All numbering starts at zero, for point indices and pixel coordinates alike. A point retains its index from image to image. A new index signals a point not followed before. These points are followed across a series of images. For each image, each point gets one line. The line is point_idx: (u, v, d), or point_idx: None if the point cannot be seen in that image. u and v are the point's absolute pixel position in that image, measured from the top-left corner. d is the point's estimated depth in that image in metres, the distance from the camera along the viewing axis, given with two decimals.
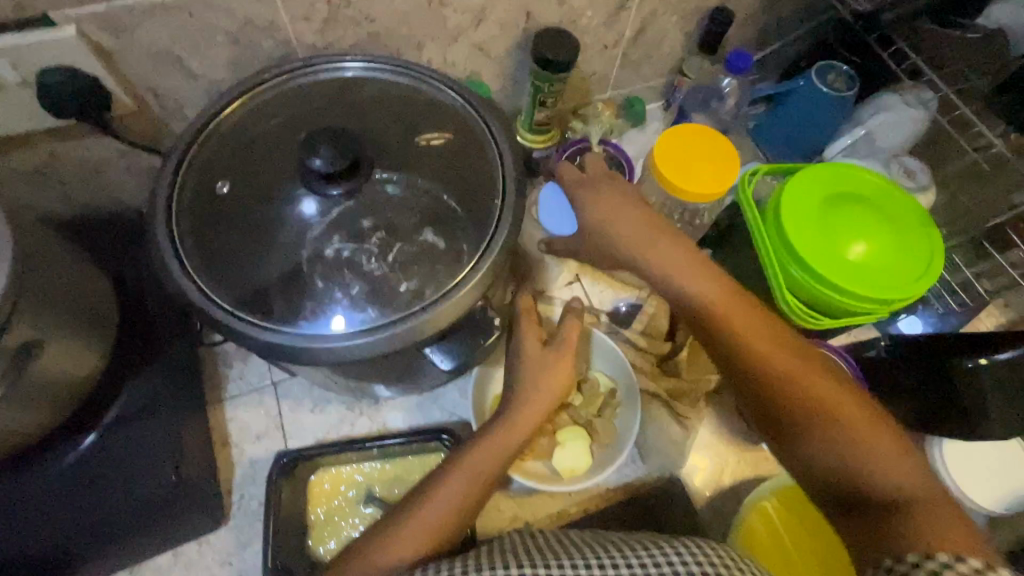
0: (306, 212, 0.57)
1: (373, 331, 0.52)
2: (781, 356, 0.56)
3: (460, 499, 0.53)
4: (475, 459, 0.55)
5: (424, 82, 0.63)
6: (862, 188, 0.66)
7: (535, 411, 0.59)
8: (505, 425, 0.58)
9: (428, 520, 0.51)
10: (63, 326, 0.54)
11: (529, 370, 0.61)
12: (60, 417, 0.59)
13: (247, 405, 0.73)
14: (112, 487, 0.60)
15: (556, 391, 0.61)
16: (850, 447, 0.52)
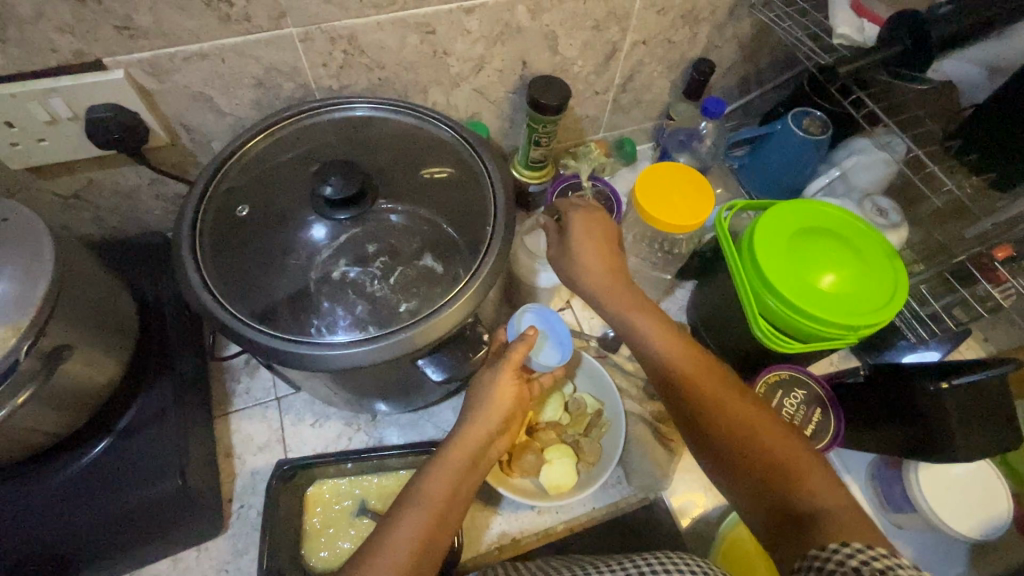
0: (316, 235, 0.64)
1: (370, 340, 0.56)
2: (735, 412, 0.59)
3: (421, 530, 0.55)
4: (435, 482, 0.58)
5: (425, 119, 0.70)
6: (829, 224, 0.71)
7: (486, 425, 0.61)
8: (457, 438, 0.60)
9: (399, 544, 0.53)
10: (85, 336, 0.59)
11: (476, 385, 0.64)
12: (77, 422, 0.63)
13: (250, 418, 0.77)
14: (114, 494, 0.62)
15: (505, 398, 0.63)
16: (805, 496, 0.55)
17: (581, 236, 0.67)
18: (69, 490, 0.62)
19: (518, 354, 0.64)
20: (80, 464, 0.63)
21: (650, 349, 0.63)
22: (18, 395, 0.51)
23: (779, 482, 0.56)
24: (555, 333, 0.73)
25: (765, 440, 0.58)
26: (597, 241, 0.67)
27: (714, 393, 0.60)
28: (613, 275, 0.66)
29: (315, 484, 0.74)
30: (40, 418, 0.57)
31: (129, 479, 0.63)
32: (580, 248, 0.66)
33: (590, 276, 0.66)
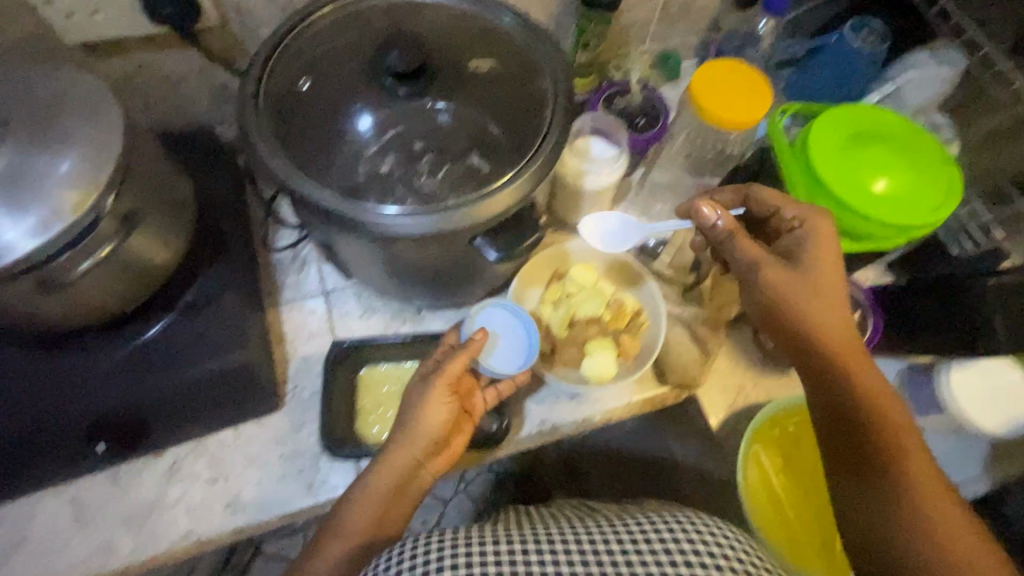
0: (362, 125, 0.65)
1: (424, 213, 0.57)
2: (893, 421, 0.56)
3: (347, 556, 0.60)
4: (354, 517, 0.61)
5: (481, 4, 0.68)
6: (885, 127, 0.70)
7: (409, 453, 0.63)
8: (380, 468, 0.63)
9: (324, 566, 0.60)
10: (151, 208, 0.60)
11: (408, 401, 0.64)
12: (146, 293, 0.66)
13: (301, 308, 0.80)
14: (182, 364, 0.67)
15: (434, 425, 0.63)
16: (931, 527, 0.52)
17: (818, 244, 0.61)
18: (143, 357, 0.67)
19: (451, 371, 0.64)
20: (151, 333, 0.68)
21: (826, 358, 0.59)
22: (102, 248, 0.55)
23: (899, 520, 0.53)
24: (517, 334, 0.71)
25: (916, 484, 0.54)
26: (831, 249, 0.60)
27: (885, 411, 0.57)
28: (830, 271, 0.60)
29: (366, 367, 0.76)
30: (109, 282, 0.60)
31: (193, 350, 0.68)
32: (817, 254, 0.60)
33: (808, 277, 0.60)
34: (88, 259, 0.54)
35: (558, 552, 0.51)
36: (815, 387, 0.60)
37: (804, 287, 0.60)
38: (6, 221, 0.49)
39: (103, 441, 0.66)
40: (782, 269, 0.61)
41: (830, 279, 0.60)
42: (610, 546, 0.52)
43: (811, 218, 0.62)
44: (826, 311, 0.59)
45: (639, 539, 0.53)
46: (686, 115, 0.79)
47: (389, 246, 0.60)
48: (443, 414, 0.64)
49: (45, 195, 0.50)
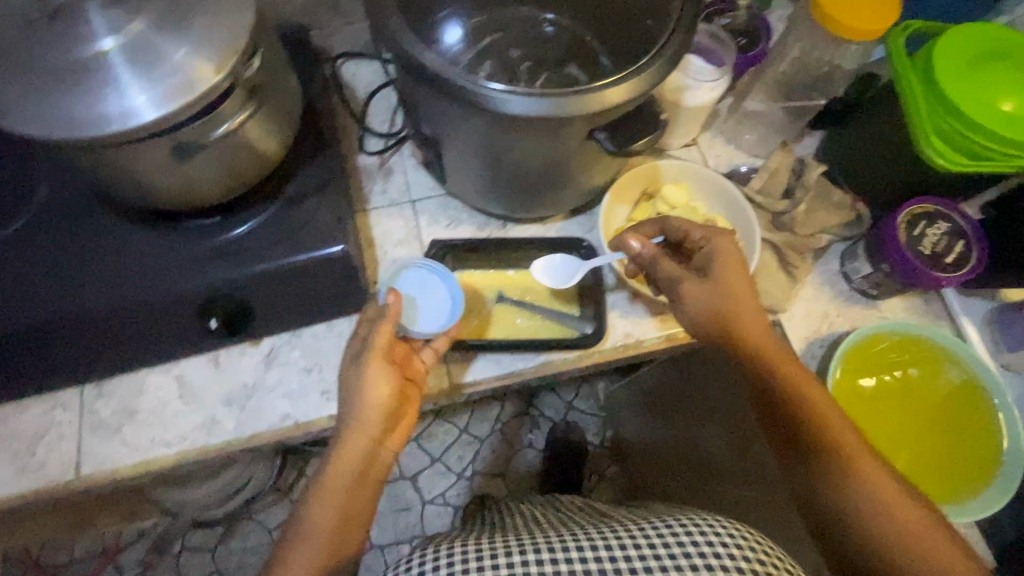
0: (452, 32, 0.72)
1: (549, 96, 0.56)
2: (817, 414, 0.62)
3: (319, 550, 0.61)
4: (316, 513, 0.62)
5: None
6: (1015, 47, 0.67)
7: (364, 433, 0.64)
8: (334, 460, 0.63)
9: (298, 561, 0.60)
10: (268, 87, 0.60)
11: (346, 387, 0.64)
12: (254, 179, 0.66)
13: (389, 215, 0.81)
14: (275, 249, 0.66)
15: (379, 403, 0.64)
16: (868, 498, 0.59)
17: (716, 259, 0.65)
18: (241, 242, 0.67)
19: (381, 343, 0.63)
20: (253, 220, 0.68)
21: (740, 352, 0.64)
22: (236, 116, 0.55)
23: (839, 494, 0.60)
24: (439, 292, 0.71)
25: (840, 461, 0.60)
26: (732, 255, 0.65)
27: (812, 403, 0.62)
28: (729, 276, 0.64)
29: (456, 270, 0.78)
30: (227, 161, 0.60)
31: (295, 237, 0.67)
32: (712, 257, 0.65)
33: (722, 289, 0.64)
34: (225, 125, 0.55)
35: (555, 563, 0.54)
36: (756, 396, 0.65)
37: (720, 299, 0.63)
38: (134, 86, 0.50)
39: (215, 317, 0.66)
40: (709, 275, 0.65)
41: (739, 282, 0.64)
42: (599, 554, 0.54)
43: (684, 226, 0.68)
44: (744, 322, 0.63)
45: (636, 546, 0.55)
46: (794, 34, 0.77)
47: (503, 132, 0.60)
48: (389, 392, 0.64)
49: (171, 66, 0.50)
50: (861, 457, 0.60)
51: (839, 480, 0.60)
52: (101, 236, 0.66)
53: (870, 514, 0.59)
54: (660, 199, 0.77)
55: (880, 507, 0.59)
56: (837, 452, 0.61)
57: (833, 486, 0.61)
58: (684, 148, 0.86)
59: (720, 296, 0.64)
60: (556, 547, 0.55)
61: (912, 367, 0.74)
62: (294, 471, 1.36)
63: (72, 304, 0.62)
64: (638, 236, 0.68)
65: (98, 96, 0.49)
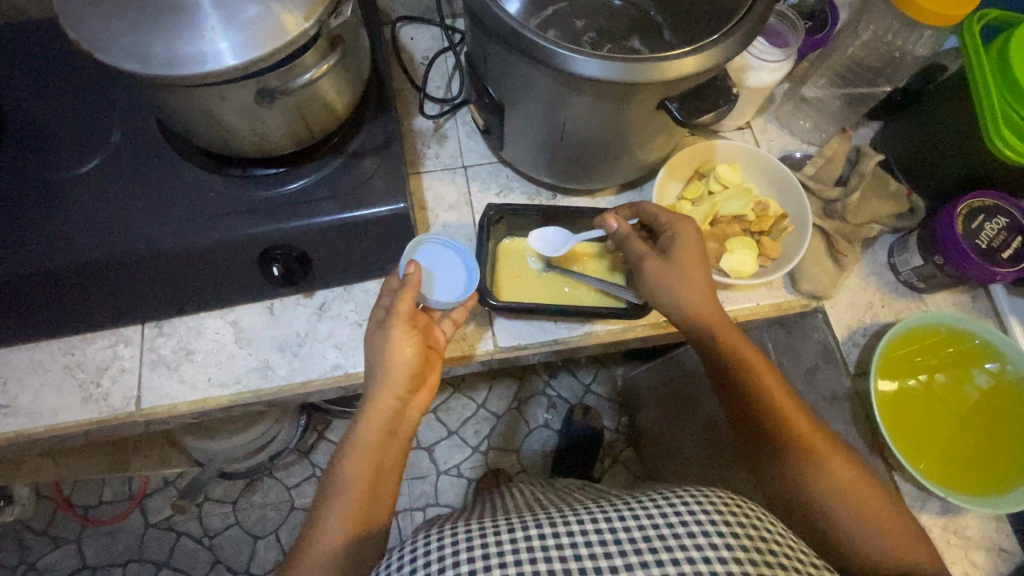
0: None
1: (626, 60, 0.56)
2: (776, 400, 0.65)
3: (356, 505, 0.61)
4: (352, 468, 0.63)
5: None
6: None
7: (392, 390, 0.64)
8: (366, 417, 0.64)
9: (340, 516, 0.61)
10: (347, 42, 0.62)
11: (373, 348, 0.65)
12: (322, 133, 0.68)
13: (440, 180, 0.82)
14: (334, 202, 0.67)
15: (408, 357, 0.64)
16: (825, 480, 0.62)
17: (678, 244, 0.67)
18: (302, 193, 0.68)
19: (405, 306, 0.64)
20: (316, 174, 0.69)
21: (701, 338, 0.67)
22: (323, 64, 0.57)
23: (796, 479, 0.63)
24: (455, 263, 0.72)
25: (799, 447, 0.63)
26: (694, 241, 0.67)
27: (768, 390, 0.65)
28: (690, 261, 0.66)
29: (503, 238, 0.79)
30: (299, 111, 0.62)
31: (356, 191, 0.68)
32: (674, 242, 0.67)
33: (684, 273, 0.66)
34: (307, 74, 0.56)
35: (560, 535, 0.52)
36: (719, 383, 0.67)
37: (682, 285, 0.66)
38: (222, 30, 0.51)
39: (276, 264, 0.68)
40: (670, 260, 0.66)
41: (698, 268, 0.66)
42: (609, 523, 0.53)
43: (655, 212, 0.70)
44: (702, 309, 0.66)
45: (636, 517, 0.53)
46: (864, 20, 0.76)
47: (573, 94, 0.60)
48: (414, 350, 0.65)
49: (263, 10, 0.52)
50: (817, 441, 0.63)
51: (797, 465, 0.63)
52: (172, 176, 0.68)
53: (828, 498, 0.61)
54: (713, 177, 0.77)
55: (833, 490, 0.61)
56: (794, 438, 0.63)
57: (791, 471, 0.63)
58: (737, 131, 0.86)
59: (680, 281, 0.66)
60: (560, 521, 0.54)
61: (938, 372, 0.76)
62: (316, 432, 1.39)
63: (142, 240, 0.63)
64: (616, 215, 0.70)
65: (187, 36, 0.51)
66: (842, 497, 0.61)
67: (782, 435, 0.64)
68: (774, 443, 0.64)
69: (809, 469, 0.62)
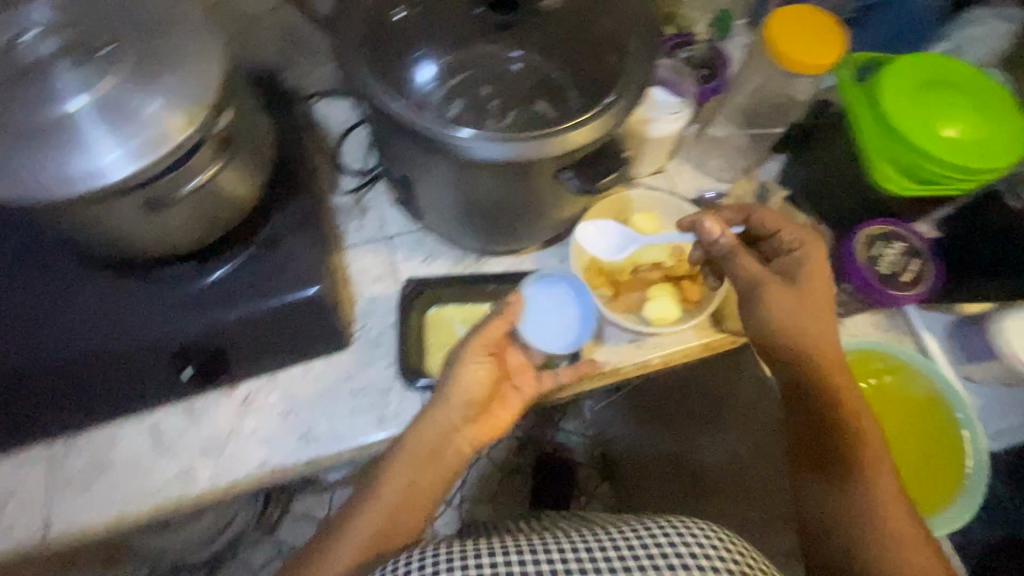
0: (424, 74, 0.71)
1: (519, 139, 0.57)
2: (859, 412, 0.64)
3: (383, 526, 0.62)
4: (382, 489, 0.64)
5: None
6: (955, 76, 0.71)
7: (448, 413, 0.66)
8: (411, 437, 0.65)
9: (360, 536, 0.61)
10: (240, 136, 0.62)
11: (449, 371, 0.67)
12: (228, 224, 0.66)
13: (364, 252, 0.81)
14: (246, 295, 0.66)
15: (474, 382, 0.67)
16: (873, 500, 0.62)
17: (805, 261, 0.67)
18: (213, 288, 0.66)
19: (495, 328, 0.66)
20: (229, 265, 0.67)
21: (806, 350, 0.64)
22: (207, 169, 0.57)
23: (844, 488, 0.63)
24: (573, 313, 0.75)
25: (854, 461, 0.63)
26: (819, 256, 0.67)
27: (849, 404, 0.64)
28: (816, 278, 0.65)
29: (432, 307, 0.78)
30: (200, 211, 0.61)
31: (266, 283, 0.67)
32: (799, 253, 0.68)
33: (800, 293, 0.65)
34: (195, 179, 0.56)
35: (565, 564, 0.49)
36: (790, 387, 0.67)
37: (779, 303, 0.64)
38: (103, 145, 0.50)
39: (189, 366, 0.67)
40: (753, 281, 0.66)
41: (824, 283, 0.66)
42: (615, 557, 0.49)
43: (766, 219, 0.69)
44: (823, 345, 0.64)
45: (632, 549, 0.50)
46: (751, 65, 0.80)
47: (475, 172, 0.61)
48: (478, 376, 0.67)
49: (142, 121, 0.51)
50: (872, 455, 0.63)
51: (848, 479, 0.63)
52: (71, 283, 0.65)
53: (870, 519, 0.61)
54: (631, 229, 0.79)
55: (878, 512, 0.61)
56: (852, 452, 0.63)
57: (844, 480, 0.63)
58: (653, 176, 0.88)
59: (780, 303, 0.64)
60: (570, 549, 0.51)
61: (888, 375, 0.76)
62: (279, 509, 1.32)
63: (40, 356, 0.61)
64: (717, 219, 0.67)
65: (67, 155, 0.49)
66: (885, 523, 0.61)
67: (837, 441, 0.64)
68: (830, 450, 0.64)
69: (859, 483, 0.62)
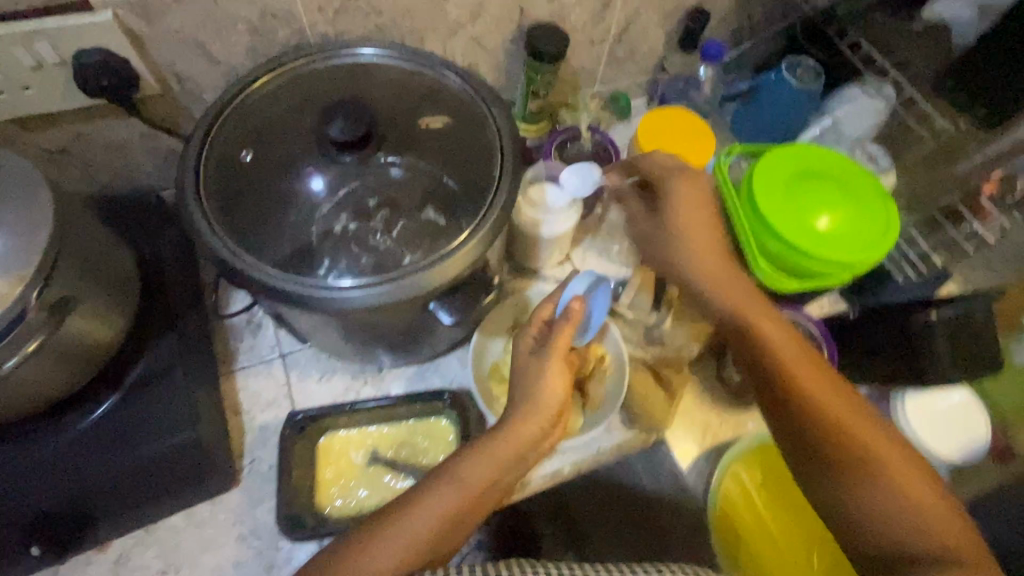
0: (315, 187, 0.67)
1: (383, 282, 0.56)
2: (826, 392, 0.58)
3: (418, 538, 0.55)
4: (435, 499, 0.57)
5: (423, 64, 0.67)
6: (826, 167, 0.73)
7: (536, 420, 0.63)
8: (468, 458, 0.60)
9: (400, 537, 0.55)
10: (90, 288, 0.58)
11: (527, 374, 0.65)
12: (87, 375, 0.63)
13: (256, 375, 0.77)
14: (113, 451, 0.63)
15: (556, 388, 0.64)
16: (889, 490, 0.54)
17: (687, 201, 0.69)
18: (79, 443, 0.63)
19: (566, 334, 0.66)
20: (93, 416, 0.64)
21: (733, 321, 0.65)
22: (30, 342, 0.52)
23: (847, 481, 0.55)
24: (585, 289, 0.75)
25: (854, 443, 0.56)
26: (692, 195, 0.69)
27: (813, 387, 0.58)
28: (707, 249, 0.68)
29: (326, 435, 0.74)
30: (50, 372, 0.58)
31: (135, 436, 0.64)
32: (687, 205, 0.69)
33: (689, 238, 0.69)
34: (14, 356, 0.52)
35: None
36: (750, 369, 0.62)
37: (686, 258, 0.69)
38: None
39: (37, 544, 0.63)
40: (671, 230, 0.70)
41: (723, 264, 0.68)
42: None
43: (661, 173, 0.71)
44: (756, 318, 0.63)
45: None
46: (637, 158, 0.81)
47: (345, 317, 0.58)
48: (560, 379, 0.65)
49: None
50: (868, 438, 0.56)
51: (845, 468, 0.55)
52: None
53: (883, 514, 0.53)
54: None
55: (897, 502, 0.53)
56: (841, 434, 0.56)
57: (841, 468, 0.55)
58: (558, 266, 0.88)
59: (700, 274, 0.68)
60: None
61: None
62: None
63: None
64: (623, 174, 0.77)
65: None
66: (907, 511, 0.53)
67: (823, 433, 0.57)
68: (818, 441, 0.57)
69: (868, 472, 0.55)
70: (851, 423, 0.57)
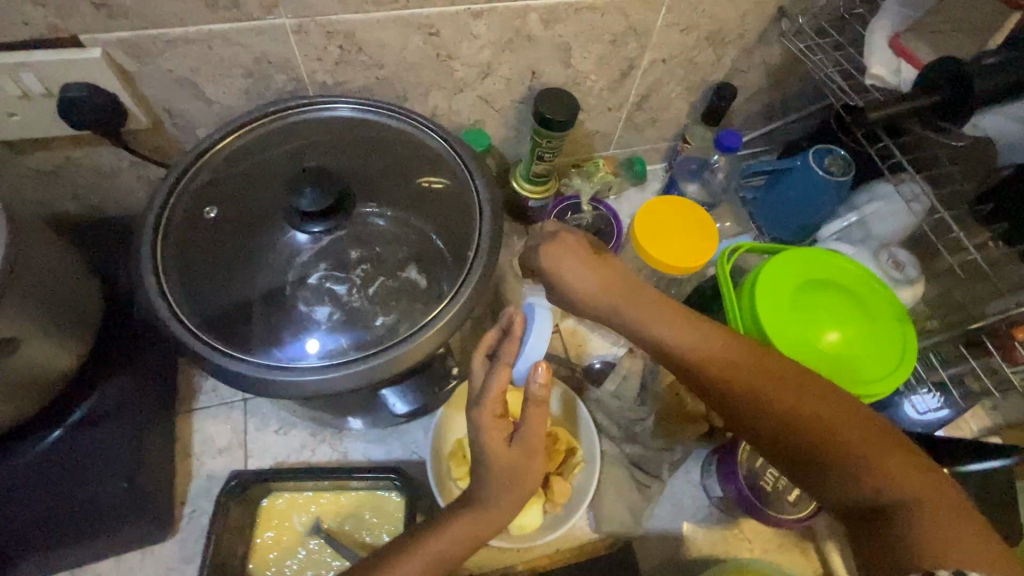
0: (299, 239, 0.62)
1: (344, 364, 0.53)
2: (803, 401, 0.52)
3: None
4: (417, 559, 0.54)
5: (397, 117, 0.65)
6: (840, 277, 0.67)
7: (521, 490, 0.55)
8: (451, 523, 0.56)
9: None
10: (44, 328, 0.57)
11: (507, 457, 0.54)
12: (35, 408, 0.60)
13: (214, 418, 0.75)
14: (50, 490, 0.61)
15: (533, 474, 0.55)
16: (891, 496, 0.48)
17: (554, 259, 0.58)
18: (18, 476, 0.60)
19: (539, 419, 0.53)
20: (34, 451, 0.61)
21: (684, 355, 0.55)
22: None
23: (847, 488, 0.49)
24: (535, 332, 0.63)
25: (843, 450, 0.50)
26: (582, 252, 0.59)
27: (788, 398, 0.52)
28: (634, 297, 0.57)
29: (269, 496, 0.70)
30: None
31: (78, 475, 0.62)
32: (560, 273, 0.58)
33: (602, 288, 0.57)
34: None
35: None
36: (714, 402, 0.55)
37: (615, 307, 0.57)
38: None
39: None
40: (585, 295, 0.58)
41: (651, 299, 0.57)
42: None
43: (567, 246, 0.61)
44: (719, 361, 0.54)
45: None
46: None
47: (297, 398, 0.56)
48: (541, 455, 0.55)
49: None
50: (855, 438, 0.50)
51: (841, 475, 0.49)
52: None
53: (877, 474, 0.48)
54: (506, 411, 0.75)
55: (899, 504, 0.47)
56: (829, 447, 0.50)
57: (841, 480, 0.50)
58: None
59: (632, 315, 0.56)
60: None
61: None
62: None
63: None
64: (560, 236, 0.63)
65: None
66: (906, 496, 0.47)
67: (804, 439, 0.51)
68: (809, 456, 0.51)
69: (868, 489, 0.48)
70: (829, 436, 0.50)
